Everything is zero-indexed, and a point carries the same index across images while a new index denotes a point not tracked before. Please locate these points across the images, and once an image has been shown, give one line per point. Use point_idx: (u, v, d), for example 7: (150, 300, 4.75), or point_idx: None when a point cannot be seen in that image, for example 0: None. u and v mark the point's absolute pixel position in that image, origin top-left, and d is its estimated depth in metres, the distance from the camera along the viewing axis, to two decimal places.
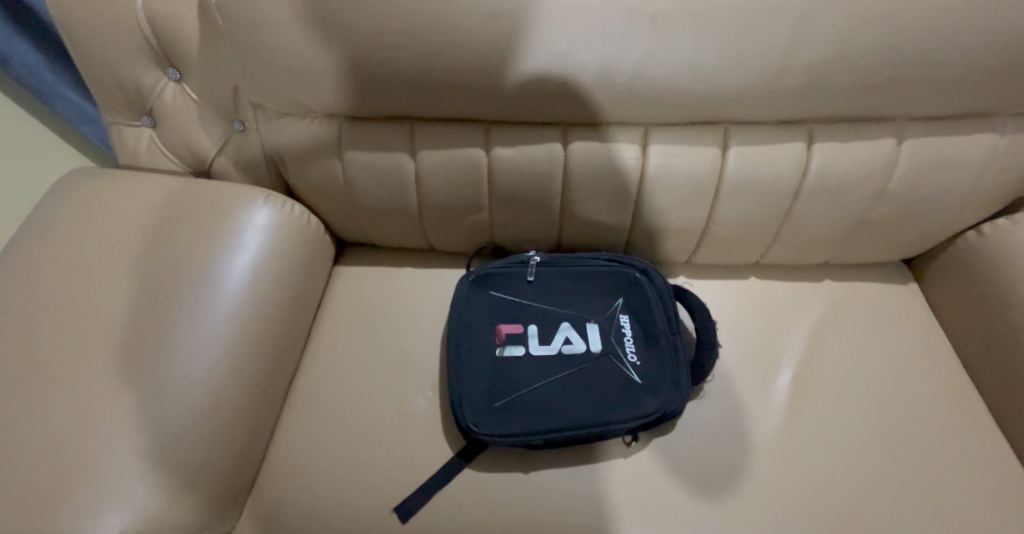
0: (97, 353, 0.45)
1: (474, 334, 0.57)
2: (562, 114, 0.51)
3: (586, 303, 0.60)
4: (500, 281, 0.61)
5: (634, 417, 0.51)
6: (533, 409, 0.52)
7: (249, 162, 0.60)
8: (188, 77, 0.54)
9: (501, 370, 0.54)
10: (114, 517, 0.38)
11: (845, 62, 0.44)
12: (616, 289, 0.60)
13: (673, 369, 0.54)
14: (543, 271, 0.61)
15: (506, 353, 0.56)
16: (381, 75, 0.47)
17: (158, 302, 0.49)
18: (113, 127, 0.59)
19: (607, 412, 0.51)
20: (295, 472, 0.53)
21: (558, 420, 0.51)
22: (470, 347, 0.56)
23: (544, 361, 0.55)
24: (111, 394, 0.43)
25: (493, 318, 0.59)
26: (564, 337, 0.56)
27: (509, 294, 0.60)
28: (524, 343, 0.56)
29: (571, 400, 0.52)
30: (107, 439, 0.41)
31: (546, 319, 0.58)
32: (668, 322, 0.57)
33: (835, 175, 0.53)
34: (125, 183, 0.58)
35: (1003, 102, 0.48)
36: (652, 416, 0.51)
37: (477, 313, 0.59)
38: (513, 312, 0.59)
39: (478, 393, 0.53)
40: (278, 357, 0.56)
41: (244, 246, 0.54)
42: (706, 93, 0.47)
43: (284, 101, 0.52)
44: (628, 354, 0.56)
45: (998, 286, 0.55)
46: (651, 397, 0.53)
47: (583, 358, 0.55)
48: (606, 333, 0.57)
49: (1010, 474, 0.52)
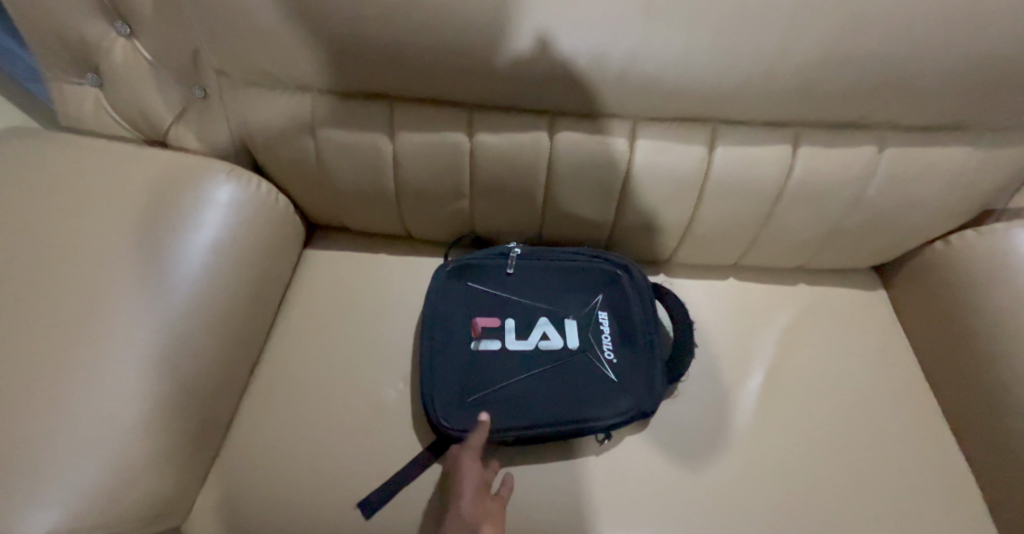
0: (33, 332, 0.41)
1: (448, 326, 0.55)
2: (550, 101, 0.49)
3: (566, 298, 0.59)
4: (478, 272, 0.59)
5: (608, 416, 0.51)
6: (506, 405, 0.51)
7: (210, 132, 0.56)
8: (141, 33, 0.49)
9: (476, 364, 0.53)
10: (43, 512, 0.34)
11: (834, 65, 0.44)
12: (597, 286, 0.59)
13: (649, 368, 0.54)
14: (522, 265, 0.60)
15: (482, 347, 0.54)
16: (358, 46, 0.44)
17: (103, 280, 0.45)
18: (54, 84, 0.53)
19: (582, 410, 0.51)
20: (254, 464, 0.51)
21: (532, 418, 0.50)
22: (443, 339, 0.54)
23: (520, 356, 0.53)
24: (48, 377, 0.39)
25: (469, 310, 0.57)
26: (542, 332, 0.55)
27: (486, 286, 0.59)
28: (500, 337, 0.55)
29: (546, 397, 0.51)
30: (40, 426, 0.37)
31: (523, 313, 0.57)
32: (647, 321, 0.57)
33: (816, 180, 0.54)
34: (72, 149, 0.53)
35: (981, 116, 0.49)
36: (627, 414, 0.51)
37: (453, 304, 0.57)
38: (490, 305, 0.57)
39: (450, 387, 0.52)
40: (238, 344, 0.53)
41: (202, 223, 0.51)
42: (695, 88, 0.46)
43: (250, 68, 0.48)
44: (606, 352, 0.55)
45: (961, 296, 0.57)
46: (627, 395, 0.52)
47: (560, 354, 0.54)
48: (584, 330, 0.56)
49: (958, 475, 0.54)
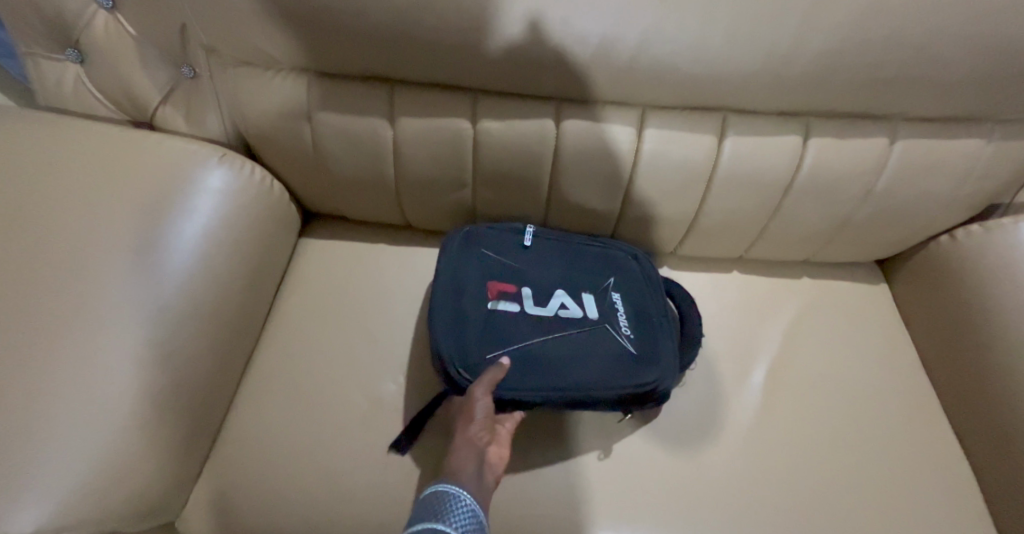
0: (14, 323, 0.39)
1: (462, 285, 0.53)
2: (558, 87, 0.47)
3: (581, 275, 0.58)
4: (491, 240, 0.57)
5: (628, 386, 0.48)
6: (523, 367, 0.48)
7: (200, 114, 0.53)
8: (123, 7, 0.46)
9: (492, 324, 0.51)
10: (26, 512, 0.33)
11: (852, 54, 0.42)
12: (612, 269, 0.59)
13: (666, 346, 0.53)
14: (537, 240, 0.59)
15: (498, 308, 0.52)
16: (356, 26, 0.41)
17: (89, 269, 0.43)
18: (29, 58, 0.50)
19: (601, 378, 0.49)
20: (250, 459, 0.49)
21: (549, 382, 0.47)
22: (458, 297, 0.52)
23: (539, 322, 0.52)
24: (32, 370, 0.37)
25: (483, 273, 0.55)
26: (559, 302, 0.54)
27: (500, 255, 0.57)
28: (517, 301, 0.53)
29: (564, 363, 0.49)
30: (25, 422, 0.35)
31: (539, 283, 0.56)
32: (660, 304, 0.57)
33: (826, 172, 0.53)
34: (52, 130, 0.50)
35: (995, 108, 0.48)
36: (646, 387, 0.49)
37: (466, 265, 0.55)
38: (505, 272, 0.55)
39: (465, 343, 0.49)
40: (232, 336, 0.51)
41: (194, 210, 0.49)
42: (709, 74, 0.44)
43: (242, 47, 0.46)
44: (623, 328, 0.54)
45: (965, 291, 0.57)
46: (645, 369, 0.50)
47: (578, 324, 0.53)
48: (601, 305, 0.55)
49: (956, 468, 0.55)
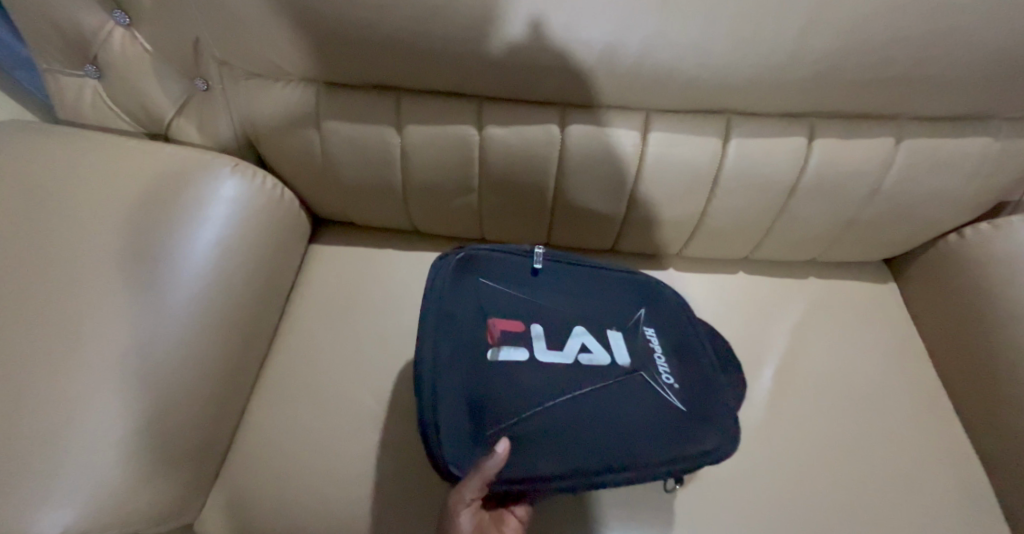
0: (46, 331, 0.41)
1: (458, 334, 0.42)
2: (563, 92, 0.47)
3: (604, 306, 0.50)
4: (495, 264, 0.48)
5: (679, 455, 0.41)
6: (548, 442, 0.39)
7: (213, 125, 0.54)
8: (139, 23, 0.47)
9: (499, 385, 0.40)
10: (56, 513, 0.35)
11: (855, 55, 0.42)
12: (638, 297, 0.52)
13: (711, 393, 0.47)
14: (550, 263, 0.50)
15: (500, 357, 0.41)
16: (363, 37, 0.42)
17: (110, 278, 0.44)
18: (49, 74, 0.52)
19: (646, 446, 0.41)
20: (265, 462, 0.50)
21: (585, 459, 0.39)
22: (450, 358, 0.40)
23: (559, 374, 0.42)
24: (61, 377, 0.39)
25: (485, 314, 0.44)
26: (580, 343, 0.44)
27: (505, 284, 0.47)
28: (525, 345, 0.43)
29: (599, 428, 0.40)
30: (55, 426, 0.37)
31: (556, 320, 0.46)
32: (694, 338, 0.51)
33: (832, 172, 0.53)
34: (74, 143, 0.52)
35: (1002, 105, 0.48)
36: (702, 454, 0.41)
37: (464, 306, 0.44)
38: (513, 308, 0.45)
39: (467, 419, 0.39)
40: (246, 341, 0.52)
41: (207, 219, 0.50)
42: (713, 77, 0.45)
43: (253, 59, 0.47)
44: (662, 375, 0.45)
45: (974, 289, 0.56)
46: (698, 430, 0.43)
47: (610, 375, 0.43)
48: (633, 348, 0.46)
49: (967, 468, 0.55)
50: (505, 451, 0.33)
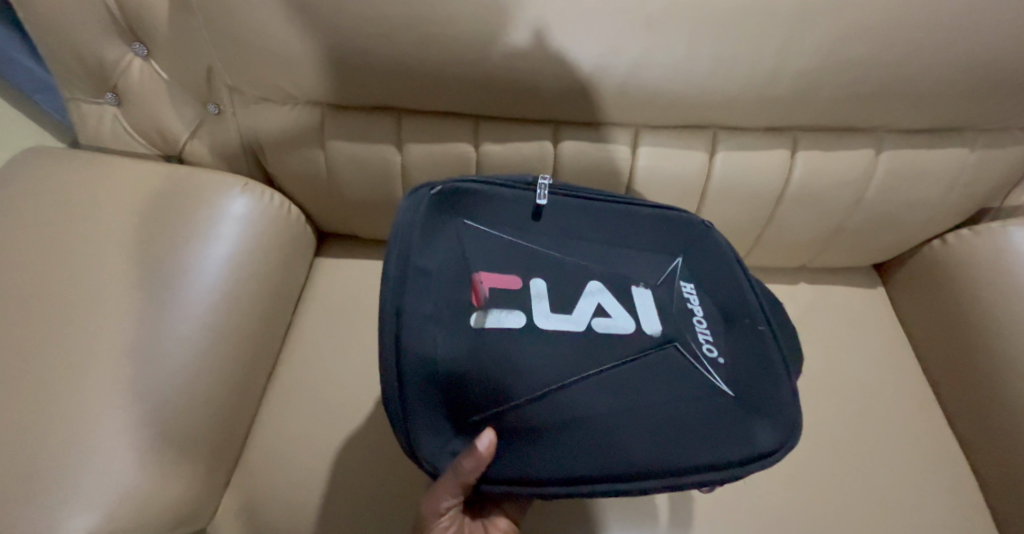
0: (74, 346, 0.44)
1: (433, 290, 0.30)
2: (556, 111, 0.50)
3: (626, 257, 0.38)
4: (486, 205, 0.36)
5: (733, 454, 0.29)
6: (551, 437, 0.28)
7: (224, 146, 0.57)
8: (157, 53, 0.50)
9: (486, 362, 0.28)
10: (80, 516, 0.37)
11: (832, 75, 0.44)
12: (671, 245, 0.40)
13: (769, 370, 0.34)
14: (558, 202, 0.38)
15: (490, 322, 0.30)
16: (367, 64, 0.45)
17: (132, 293, 0.47)
18: (72, 103, 0.56)
19: (686, 444, 0.29)
20: (274, 468, 0.52)
21: (596, 457, 0.28)
22: (421, 324, 0.28)
23: (569, 345, 0.30)
24: (89, 387, 0.42)
25: (470, 265, 0.32)
26: (595, 305, 0.33)
27: (498, 229, 0.36)
28: (522, 305, 0.31)
29: (623, 416, 0.29)
30: (84, 432, 0.40)
31: (565, 273, 0.34)
32: (744, 297, 0.38)
33: (816, 182, 0.55)
34: (94, 167, 0.55)
35: (975, 118, 0.50)
36: (760, 453, 0.29)
37: (443, 255, 0.32)
38: (507, 260, 0.34)
39: (442, 407, 0.28)
40: (257, 351, 0.55)
41: (219, 237, 0.52)
42: (697, 97, 0.47)
43: (262, 85, 0.49)
44: (703, 346, 0.34)
45: (958, 294, 0.58)
46: (752, 417, 0.31)
47: (635, 346, 0.32)
48: (665, 311, 0.35)
49: (955, 468, 0.56)
50: (490, 445, 0.26)
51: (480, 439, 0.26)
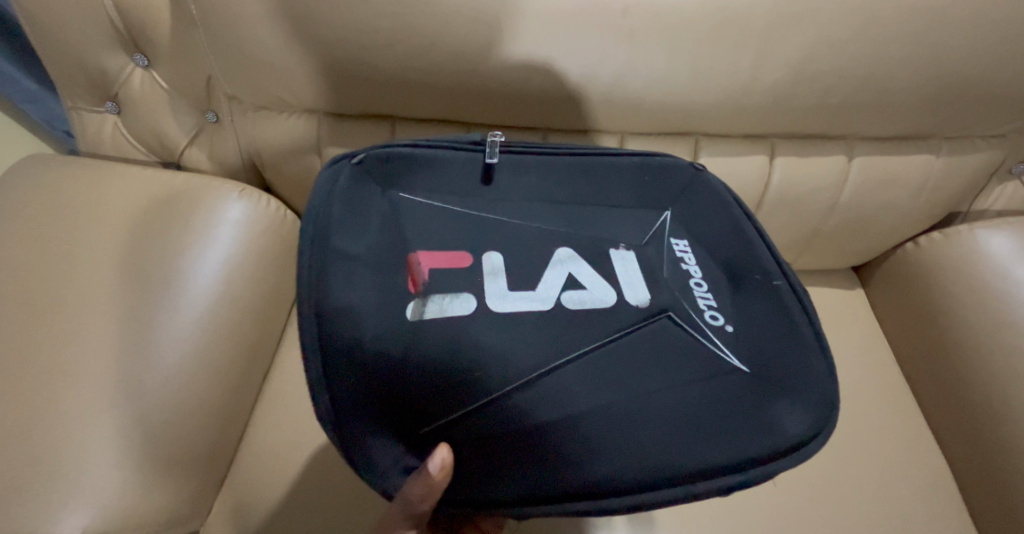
0: (71, 348, 0.45)
1: (362, 275, 0.29)
2: (545, 118, 0.52)
3: (604, 217, 0.39)
4: (427, 167, 0.36)
5: (762, 446, 0.27)
6: (552, 434, 0.26)
7: (221, 153, 0.59)
8: (157, 63, 0.52)
9: (429, 342, 0.27)
10: (74, 515, 0.38)
11: (802, 87, 0.47)
12: (656, 201, 0.41)
13: (790, 341, 0.34)
14: (510, 161, 0.38)
15: (429, 314, 0.29)
16: (363, 75, 0.47)
17: (127, 298, 0.48)
18: (73, 111, 0.58)
19: (701, 438, 0.27)
20: (268, 469, 0.53)
21: (600, 467, 0.25)
22: (342, 314, 0.27)
23: (532, 324, 0.30)
24: (85, 391, 0.43)
25: (409, 245, 0.32)
26: (566, 275, 0.33)
27: (444, 197, 0.36)
28: (474, 289, 0.30)
29: (629, 407, 0.27)
30: (79, 435, 0.41)
31: (523, 246, 0.34)
32: (754, 254, 0.39)
33: (794, 186, 0.58)
34: (94, 172, 0.56)
35: (938, 127, 0.53)
36: (791, 442, 0.28)
37: (373, 236, 0.31)
38: (456, 237, 0.33)
39: (390, 412, 0.26)
40: (253, 354, 0.55)
41: (215, 241, 0.53)
42: (678, 106, 0.49)
43: (260, 94, 0.51)
44: (704, 313, 0.34)
45: (931, 294, 0.60)
46: (773, 401, 0.30)
47: (626, 320, 0.31)
48: (654, 275, 0.35)
49: (931, 463, 0.58)
50: (445, 467, 0.22)
51: (433, 461, 0.22)
